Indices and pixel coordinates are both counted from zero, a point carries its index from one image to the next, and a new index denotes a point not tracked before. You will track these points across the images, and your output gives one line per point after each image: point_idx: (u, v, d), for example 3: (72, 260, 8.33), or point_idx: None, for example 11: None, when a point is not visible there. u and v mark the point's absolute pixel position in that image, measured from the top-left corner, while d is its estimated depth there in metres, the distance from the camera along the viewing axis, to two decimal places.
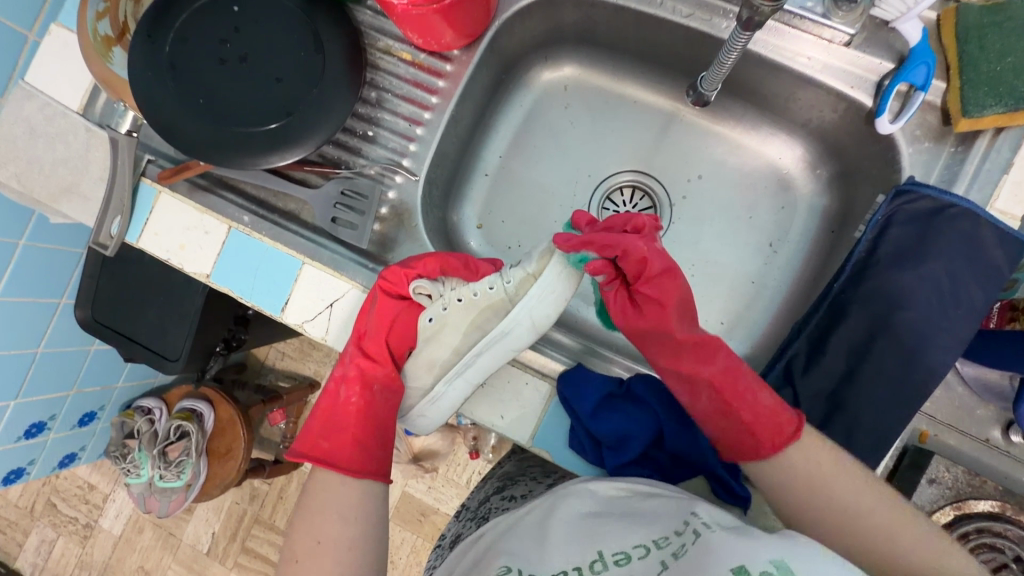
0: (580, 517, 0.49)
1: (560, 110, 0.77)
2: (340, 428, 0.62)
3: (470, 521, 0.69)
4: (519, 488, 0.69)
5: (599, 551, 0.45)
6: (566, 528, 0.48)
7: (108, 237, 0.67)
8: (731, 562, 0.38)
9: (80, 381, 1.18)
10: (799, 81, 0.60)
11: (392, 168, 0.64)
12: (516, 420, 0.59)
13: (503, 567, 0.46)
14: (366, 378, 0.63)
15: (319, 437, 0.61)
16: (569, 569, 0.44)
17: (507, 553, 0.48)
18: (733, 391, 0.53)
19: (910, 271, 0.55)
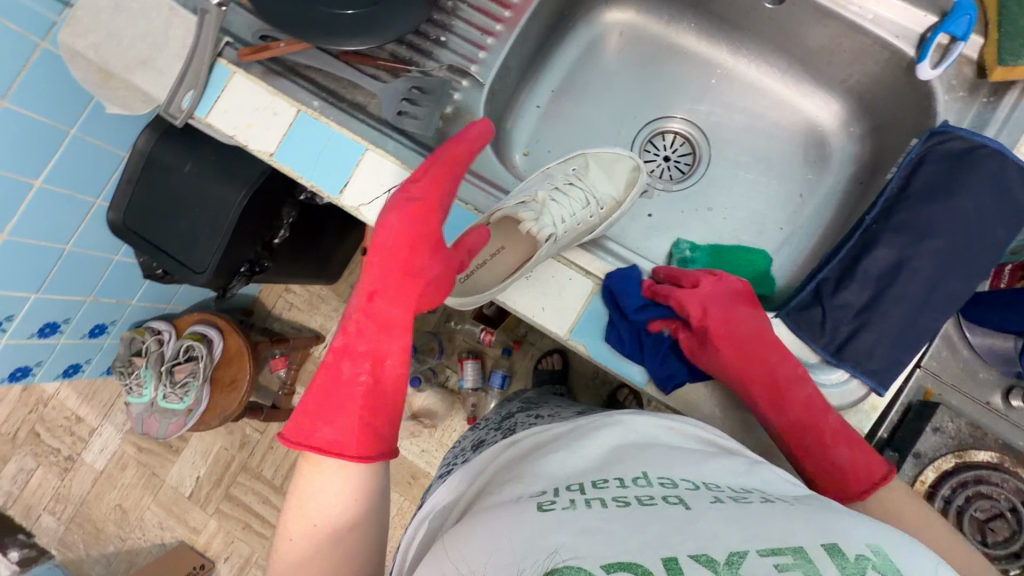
0: (626, 449, 0.51)
1: (613, 53, 0.82)
2: (341, 409, 0.52)
3: (493, 430, 0.74)
4: (544, 410, 0.75)
5: (645, 472, 0.46)
6: (609, 457, 0.50)
7: (179, 110, 0.69)
8: (824, 538, 0.37)
9: (97, 290, 1.18)
10: (846, 31, 0.65)
11: (461, 72, 0.69)
12: (558, 314, 0.62)
13: (538, 490, 0.46)
14: (350, 346, 0.54)
15: (319, 423, 0.51)
16: (610, 479, 0.46)
17: (544, 471, 0.49)
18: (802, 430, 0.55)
19: (940, 203, 0.59)
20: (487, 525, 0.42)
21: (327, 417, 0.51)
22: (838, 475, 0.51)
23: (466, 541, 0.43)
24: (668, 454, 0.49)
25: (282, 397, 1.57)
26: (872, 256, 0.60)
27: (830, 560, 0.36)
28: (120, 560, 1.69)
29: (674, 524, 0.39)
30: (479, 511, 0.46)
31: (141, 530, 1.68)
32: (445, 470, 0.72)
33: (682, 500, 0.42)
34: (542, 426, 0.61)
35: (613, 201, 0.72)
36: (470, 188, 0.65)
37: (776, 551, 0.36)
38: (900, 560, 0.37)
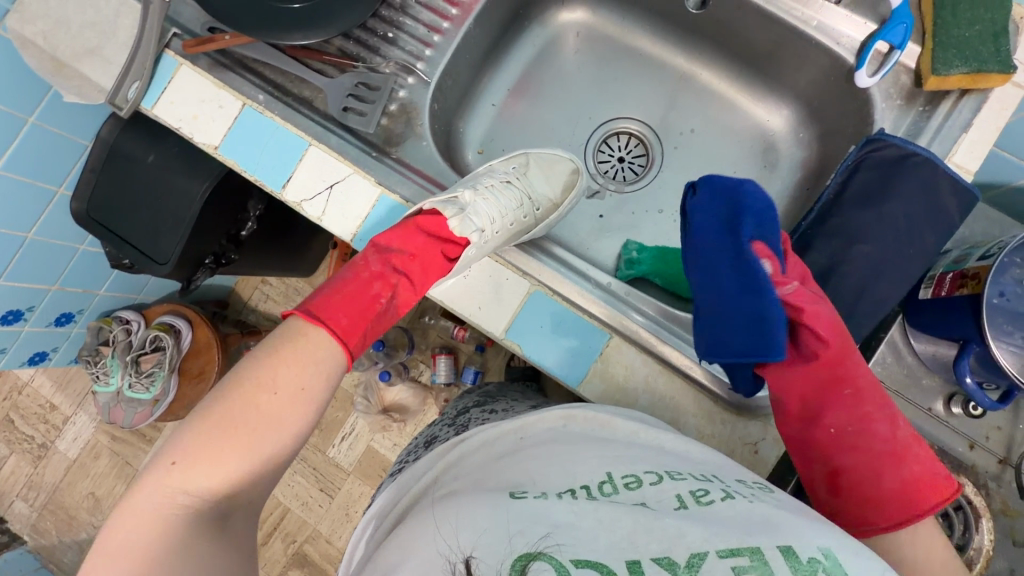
0: (589, 446, 0.49)
1: (570, 55, 0.82)
2: (360, 313, 0.57)
3: (447, 427, 0.74)
4: (499, 405, 0.75)
5: (609, 473, 0.44)
6: (576, 453, 0.48)
7: (124, 100, 0.69)
8: (778, 539, 0.36)
9: (63, 279, 1.18)
10: (791, 36, 0.66)
11: (407, 69, 0.68)
12: (494, 319, 0.62)
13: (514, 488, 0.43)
14: (391, 278, 0.59)
15: (337, 309, 0.56)
16: (577, 487, 0.43)
17: (511, 467, 0.48)
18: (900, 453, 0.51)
19: (871, 210, 0.59)
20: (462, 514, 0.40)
21: (344, 314, 0.56)
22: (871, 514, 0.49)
23: (441, 522, 0.41)
24: (629, 452, 0.48)
25: None
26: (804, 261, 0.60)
27: (784, 561, 0.34)
28: None
29: (640, 521, 0.38)
30: (448, 501, 0.45)
31: None
32: (398, 466, 0.72)
33: (646, 500, 0.41)
34: (492, 424, 0.59)
35: (552, 204, 0.73)
36: (412, 186, 0.65)
37: (734, 553, 0.35)
38: (853, 560, 0.36)
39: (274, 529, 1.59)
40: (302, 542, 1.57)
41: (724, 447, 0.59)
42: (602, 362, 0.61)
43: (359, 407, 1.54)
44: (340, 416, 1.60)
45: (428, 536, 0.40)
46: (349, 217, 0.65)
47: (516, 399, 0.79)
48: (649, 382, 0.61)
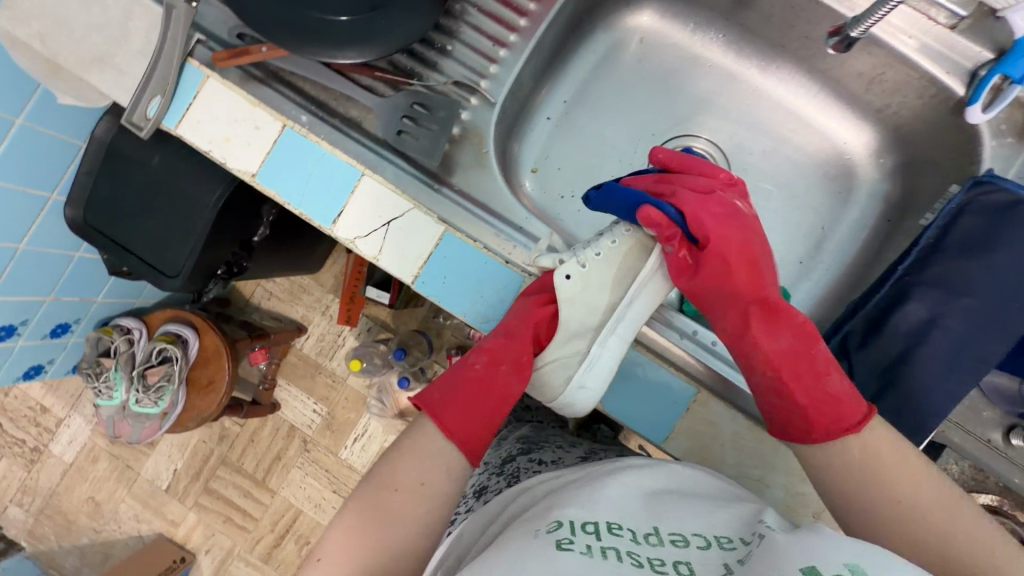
0: (643, 500, 0.49)
1: (631, 64, 0.75)
2: (477, 400, 0.54)
3: (495, 475, 0.70)
4: (546, 454, 0.71)
5: (656, 526, 0.45)
6: (627, 503, 0.49)
7: (143, 119, 0.61)
8: (802, 561, 0.36)
9: (58, 288, 1.09)
10: (891, 60, 0.60)
11: (469, 88, 0.61)
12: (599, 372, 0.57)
13: (554, 521, 0.46)
14: (500, 356, 0.55)
15: (454, 405, 0.53)
16: (623, 527, 0.45)
17: (560, 505, 0.50)
18: (793, 370, 0.51)
19: (979, 259, 0.56)
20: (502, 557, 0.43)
21: (463, 407, 0.53)
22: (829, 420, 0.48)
23: (481, 570, 0.44)
24: (685, 507, 0.48)
25: (264, 390, 1.50)
26: (904, 311, 0.57)
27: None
28: (95, 552, 1.64)
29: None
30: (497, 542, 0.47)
31: (116, 523, 1.63)
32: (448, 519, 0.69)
33: (692, 570, 0.41)
34: (554, 474, 0.58)
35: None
36: (478, 223, 0.59)
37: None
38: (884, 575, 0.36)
39: (287, 532, 1.55)
40: None
41: (815, 507, 0.56)
42: (687, 417, 0.58)
43: (374, 410, 1.50)
44: (352, 417, 1.55)
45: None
46: (409, 257, 0.59)
47: (562, 447, 0.74)
48: (736, 439, 0.58)
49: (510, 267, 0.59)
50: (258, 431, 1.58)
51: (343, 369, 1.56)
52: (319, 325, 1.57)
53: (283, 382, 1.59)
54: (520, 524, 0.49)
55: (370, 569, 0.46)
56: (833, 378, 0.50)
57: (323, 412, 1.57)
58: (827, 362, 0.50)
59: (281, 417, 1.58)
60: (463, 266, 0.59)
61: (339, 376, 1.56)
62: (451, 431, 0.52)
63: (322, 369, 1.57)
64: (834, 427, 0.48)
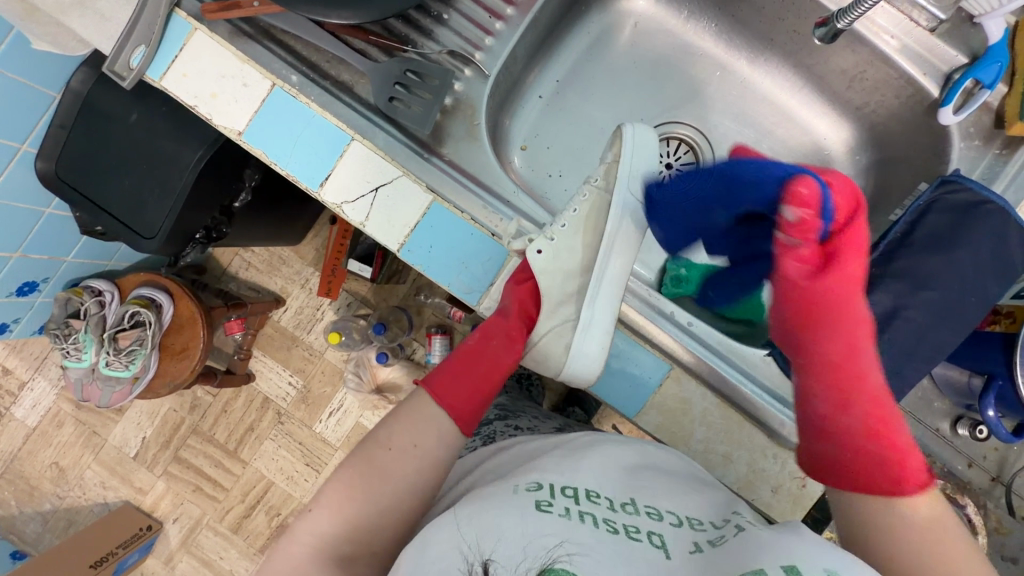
0: (617, 472, 0.52)
1: (623, 48, 0.76)
2: (471, 372, 0.57)
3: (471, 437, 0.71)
4: (523, 422, 0.73)
5: (632, 498, 0.48)
6: (604, 473, 0.51)
7: (127, 69, 0.59)
8: (783, 557, 0.38)
9: (26, 245, 1.05)
10: (873, 59, 0.62)
11: (464, 58, 0.62)
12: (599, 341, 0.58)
13: (534, 483, 0.49)
14: (490, 331, 0.59)
15: (454, 378, 0.56)
16: (601, 496, 0.48)
17: (540, 469, 0.51)
18: (883, 417, 0.49)
19: (940, 255, 0.59)
20: (487, 514, 0.45)
21: (460, 382, 0.56)
22: (889, 473, 0.47)
23: (460, 521, 0.46)
24: (658, 484, 0.51)
25: (238, 361, 1.49)
26: (868, 300, 0.60)
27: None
28: (59, 517, 1.61)
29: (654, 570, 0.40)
30: (475, 494, 0.49)
31: (81, 489, 1.60)
32: None
33: (665, 542, 0.43)
34: (532, 439, 0.60)
35: (608, 165, 0.62)
36: (466, 195, 0.59)
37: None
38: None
39: (257, 502, 1.55)
40: (287, 514, 1.55)
41: (773, 482, 0.59)
42: (662, 394, 0.60)
43: (350, 385, 1.50)
44: (327, 391, 1.54)
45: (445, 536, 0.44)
46: (396, 225, 0.59)
47: (537, 417, 0.77)
48: (705, 416, 0.60)
49: (496, 239, 0.59)
50: (232, 401, 1.57)
51: (321, 343, 1.55)
52: (297, 297, 1.55)
53: (258, 353, 1.57)
54: (500, 480, 0.51)
55: (356, 520, 0.50)
56: (903, 435, 0.49)
57: (299, 384, 1.56)
58: (874, 400, 0.50)
59: (255, 388, 1.57)
60: (448, 236, 0.59)
61: (316, 350, 1.55)
62: (447, 400, 0.55)
63: (299, 342, 1.56)
64: (896, 475, 0.46)
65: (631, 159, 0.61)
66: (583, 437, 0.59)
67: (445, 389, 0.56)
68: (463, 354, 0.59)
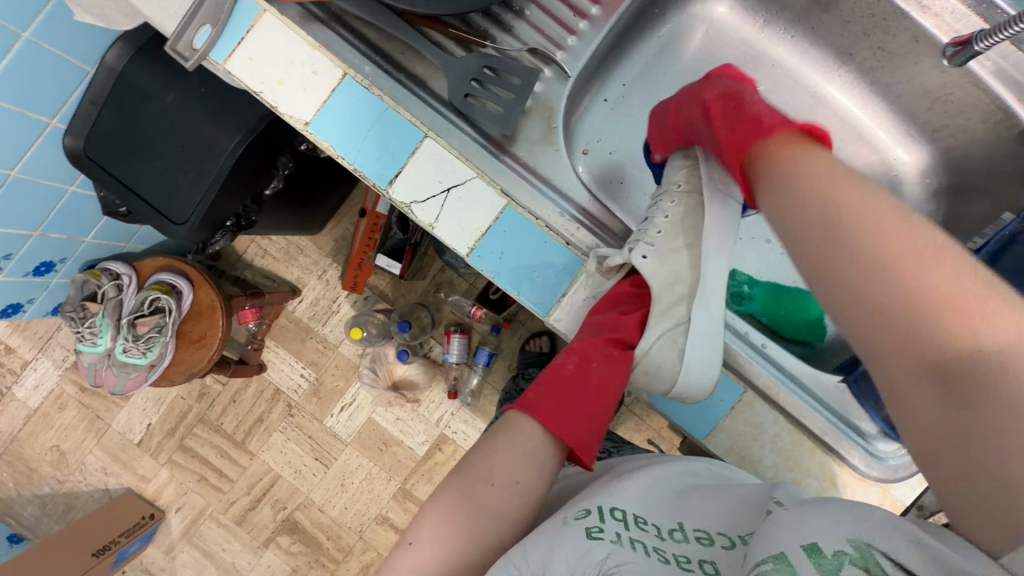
0: (666, 494, 0.50)
1: (693, 54, 0.74)
2: (579, 401, 0.52)
3: None
4: None
5: (681, 524, 0.45)
6: (653, 496, 0.49)
7: (190, 49, 0.56)
8: (805, 537, 0.31)
9: (47, 224, 1.01)
10: (965, 81, 0.60)
11: (545, 57, 0.59)
12: (702, 361, 0.54)
13: (582, 510, 0.47)
14: (591, 354, 0.54)
15: (563, 409, 0.52)
16: (649, 522, 0.45)
17: (587, 496, 0.50)
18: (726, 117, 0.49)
19: None
20: (533, 549, 0.44)
21: (569, 413, 0.52)
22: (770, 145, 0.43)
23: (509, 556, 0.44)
24: (709, 502, 0.48)
25: (252, 351, 1.45)
26: None
27: (808, 560, 0.30)
28: (57, 502, 1.57)
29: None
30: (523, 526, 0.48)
31: (82, 474, 1.56)
32: None
33: (717, 569, 0.40)
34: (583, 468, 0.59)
35: (688, 169, 0.59)
36: (542, 200, 0.57)
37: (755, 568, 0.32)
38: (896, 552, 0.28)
39: (263, 495, 1.52)
40: (293, 509, 1.52)
41: None
42: (732, 416, 0.59)
43: (366, 380, 1.47)
44: (340, 385, 1.51)
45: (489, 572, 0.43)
46: (466, 228, 0.56)
47: None
48: (775, 441, 0.58)
49: (570, 249, 0.57)
50: (242, 391, 1.53)
51: (336, 336, 1.52)
52: (314, 289, 1.52)
53: (271, 343, 1.54)
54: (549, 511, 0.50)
55: (456, 559, 0.45)
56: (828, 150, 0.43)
57: (311, 377, 1.53)
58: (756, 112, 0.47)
59: (267, 378, 1.53)
60: (520, 243, 0.57)
61: (331, 343, 1.52)
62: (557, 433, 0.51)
63: (314, 334, 1.52)
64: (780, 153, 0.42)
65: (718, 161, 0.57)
66: (631, 458, 0.58)
67: (553, 420, 0.51)
68: (563, 379, 0.53)
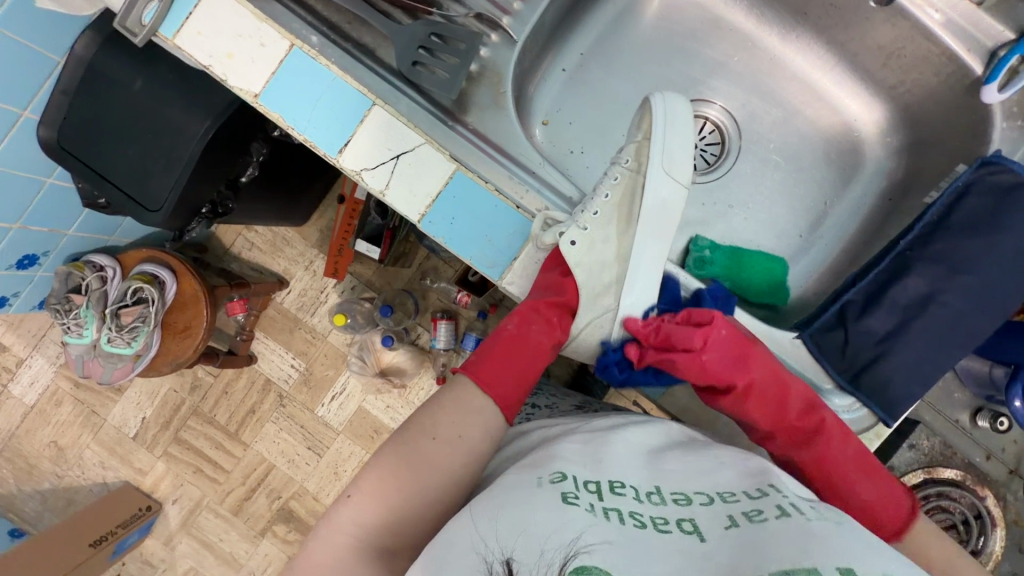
0: (640, 456, 0.50)
1: (649, 23, 0.74)
2: (517, 361, 0.56)
3: None
4: (542, 400, 0.76)
5: (657, 486, 0.46)
6: (628, 458, 0.50)
7: (138, 25, 0.56)
8: (838, 560, 0.35)
9: (27, 216, 1.03)
10: (915, 34, 0.60)
11: (491, 23, 0.60)
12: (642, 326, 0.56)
13: (557, 474, 0.47)
14: (531, 318, 0.57)
15: (501, 368, 0.55)
16: (626, 484, 0.46)
17: (562, 457, 0.49)
18: (833, 477, 0.51)
19: (980, 238, 0.57)
20: (509, 511, 0.44)
21: (506, 372, 0.55)
22: (885, 522, 0.50)
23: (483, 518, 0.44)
24: (683, 464, 0.48)
25: (240, 342, 1.46)
26: (903, 284, 0.58)
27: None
28: (57, 497, 1.59)
29: (690, 559, 0.38)
30: (496, 489, 0.48)
31: (80, 469, 1.58)
32: None
33: (696, 527, 0.41)
34: (551, 423, 0.59)
35: (638, 143, 0.59)
36: (492, 164, 0.57)
37: (789, 573, 0.34)
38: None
39: (258, 485, 1.54)
40: (288, 498, 1.53)
41: None
42: None
43: (354, 368, 1.48)
44: (330, 374, 1.53)
45: (463, 532, 0.43)
46: (417, 194, 0.57)
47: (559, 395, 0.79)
48: None
49: (521, 212, 0.57)
50: (233, 383, 1.55)
51: (324, 326, 1.53)
52: (301, 279, 1.53)
53: (261, 335, 1.55)
54: (521, 471, 0.50)
55: (396, 509, 0.49)
56: (863, 491, 0.51)
57: (301, 367, 1.54)
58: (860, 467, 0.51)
59: (257, 370, 1.55)
60: (471, 208, 0.57)
61: (320, 333, 1.53)
62: (494, 391, 0.54)
63: (302, 324, 1.54)
64: (885, 528, 0.50)
65: (663, 132, 0.58)
66: (602, 418, 0.58)
67: (491, 380, 0.54)
68: (505, 341, 0.56)
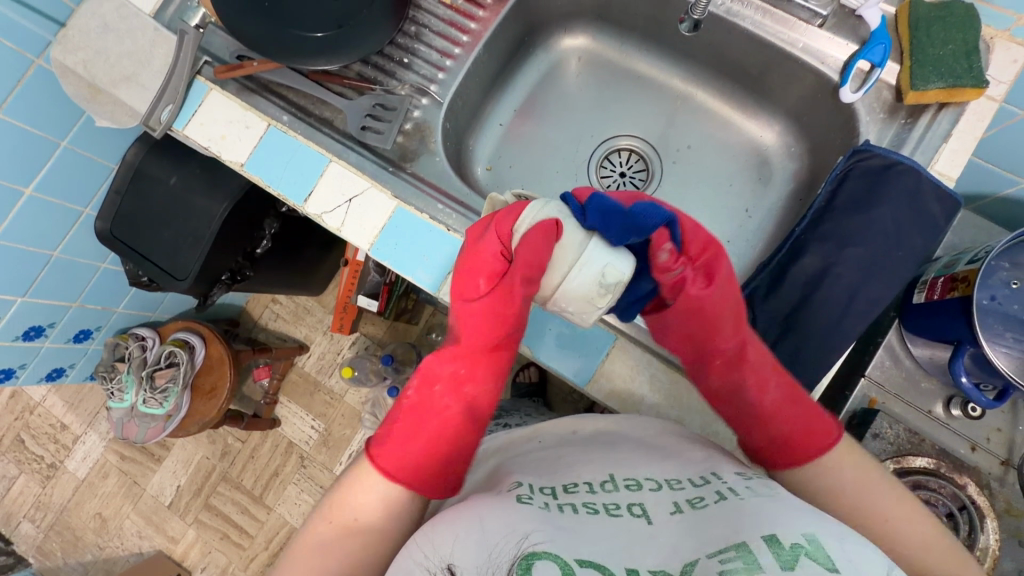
0: (596, 453, 0.54)
1: (571, 80, 0.88)
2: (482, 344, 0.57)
3: None
4: (513, 418, 0.80)
5: (612, 475, 0.49)
6: (579, 459, 0.53)
7: (157, 122, 0.74)
8: (764, 530, 0.38)
9: (84, 296, 1.23)
10: (779, 57, 0.71)
11: (422, 91, 0.75)
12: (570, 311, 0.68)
13: (516, 483, 0.49)
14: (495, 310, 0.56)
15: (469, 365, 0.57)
16: (580, 482, 0.49)
17: (521, 471, 0.53)
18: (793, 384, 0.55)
19: (861, 215, 0.62)
20: (459, 516, 0.45)
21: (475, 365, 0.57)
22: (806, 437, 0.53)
23: (439, 525, 0.46)
24: (634, 458, 0.52)
25: (264, 405, 1.58)
26: (800, 264, 0.63)
27: (767, 549, 0.36)
28: (98, 568, 1.68)
29: (635, 537, 0.41)
30: (456, 504, 0.49)
31: (120, 539, 1.67)
32: None
33: (645, 510, 0.44)
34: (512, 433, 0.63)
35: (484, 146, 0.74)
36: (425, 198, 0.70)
37: (721, 551, 0.37)
38: (841, 550, 0.36)
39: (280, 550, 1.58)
40: None
41: None
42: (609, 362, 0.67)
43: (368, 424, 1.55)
44: (347, 433, 1.61)
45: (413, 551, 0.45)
46: (366, 227, 0.69)
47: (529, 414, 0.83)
48: None
49: (451, 233, 0.68)
50: (258, 446, 1.64)
51: (341, 386, 1.64)
52: (320, 344, 1.66)
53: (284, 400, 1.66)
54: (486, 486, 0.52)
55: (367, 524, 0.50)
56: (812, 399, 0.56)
57: (321, 429, 1.63)
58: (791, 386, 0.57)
59: (281, 433, 1.64)
60: (410, 234, 0.68)
61: (337, 394, 1.64)
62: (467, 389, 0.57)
63: (321, 387, 1.65)
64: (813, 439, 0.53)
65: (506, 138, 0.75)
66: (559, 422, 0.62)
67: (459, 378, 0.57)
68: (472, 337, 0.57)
